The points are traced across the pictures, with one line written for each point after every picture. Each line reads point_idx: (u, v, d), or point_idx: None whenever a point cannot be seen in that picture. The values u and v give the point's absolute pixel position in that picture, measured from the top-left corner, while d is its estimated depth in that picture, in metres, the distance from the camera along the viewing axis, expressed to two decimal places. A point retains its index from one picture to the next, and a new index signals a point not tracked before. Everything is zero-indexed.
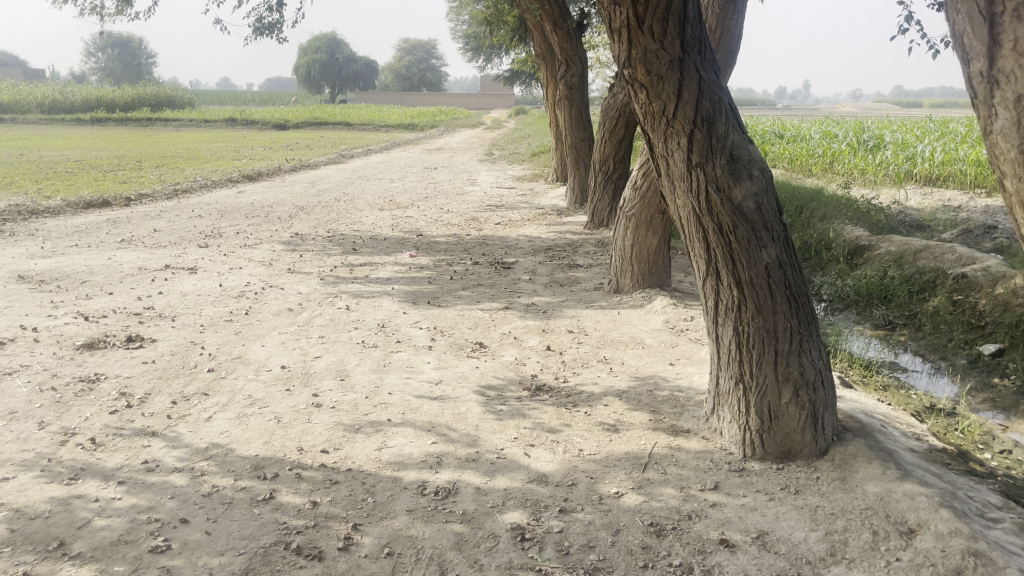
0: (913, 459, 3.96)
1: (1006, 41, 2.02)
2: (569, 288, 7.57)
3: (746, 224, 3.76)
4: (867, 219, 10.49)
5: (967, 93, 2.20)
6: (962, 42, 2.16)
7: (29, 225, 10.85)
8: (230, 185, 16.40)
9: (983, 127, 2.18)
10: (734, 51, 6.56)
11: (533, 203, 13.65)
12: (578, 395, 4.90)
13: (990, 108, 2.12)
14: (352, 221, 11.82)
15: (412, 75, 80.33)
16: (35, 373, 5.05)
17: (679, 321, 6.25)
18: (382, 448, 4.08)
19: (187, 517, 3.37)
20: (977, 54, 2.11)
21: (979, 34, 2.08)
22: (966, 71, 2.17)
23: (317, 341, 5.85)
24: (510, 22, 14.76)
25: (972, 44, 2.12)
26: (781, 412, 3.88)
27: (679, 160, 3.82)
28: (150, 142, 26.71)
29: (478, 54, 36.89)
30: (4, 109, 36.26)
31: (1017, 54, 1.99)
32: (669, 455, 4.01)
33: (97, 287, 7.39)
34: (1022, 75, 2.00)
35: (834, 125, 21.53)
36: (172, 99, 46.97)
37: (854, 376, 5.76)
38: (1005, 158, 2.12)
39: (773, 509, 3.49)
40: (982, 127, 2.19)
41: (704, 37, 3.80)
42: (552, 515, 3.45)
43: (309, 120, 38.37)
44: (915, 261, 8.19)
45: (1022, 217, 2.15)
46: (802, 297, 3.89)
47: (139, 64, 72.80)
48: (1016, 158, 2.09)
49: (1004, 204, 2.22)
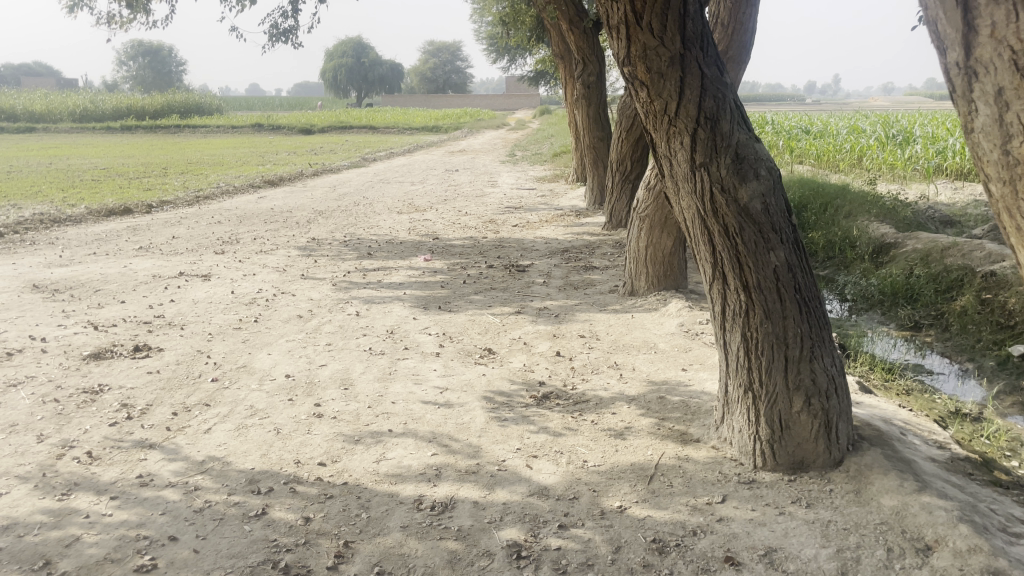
0: (933, 470, 3.77)
1: (983, 26, 1.79)
2: (584, 291, 7.44)
3: (753, 225, 3.60)
4: (893, 216, 10.22)
5: (945, 87, 1.96)
6: (936, 30, 1.93)
7: (50, 234, 10.94)
8: (252, 190, 16.45)
9: (964, 124, 1.93)
10: (749, 45, 6.38)
11: (553, 204, 13.49)
12: (586, 402, 4.76)
13: (970, 102, 1.87)
14: (369, 225, 11.78)
15: (438, 78, 80.51)
16: (39, 385, 5.02)
17: (694, 324, 6.08)
18: (380, 460, 3.98)
19: (176, 535, 3.30)
20: (952, 42, 1.88)
21: (953, 19, 1.86)
22: (943, 62, 1.94)
23: (324, 349, 5.77)
24: (528, 23, 14.62)
25: (945, 31, 1.90)
26: (792, 421, 3.72)
27: (682, 160, 3.67)
28: (177, 149, 26.99)
29: (502, 54, 36.77)
30: (36, 119, 36.90)
31: (996, 41, 1.77)
32: (676, 466, 3.87)
33: (110, 296, 7.40)
34: (1001, 65, 1.78)
35: (863, 120, 21.11)
36: (201, 105, 47.45)
37: (875, 380, 5.54)
38: (988, 159, 1.87)
39: (783, 524, 3.34)
40: (963, 125, 1.93)
41: (706, 32, 3.64)
42: (550, 531, 3.33)
43: (335, 124, 38.50)
44: (942, 259, 7.94)
45: (1009, 225, 1.89)
46: (814, 300, 3.74)
47: (169, 72, 73.75)
48: (999, 159, 1.84)
49: (992, 212, 1.95)
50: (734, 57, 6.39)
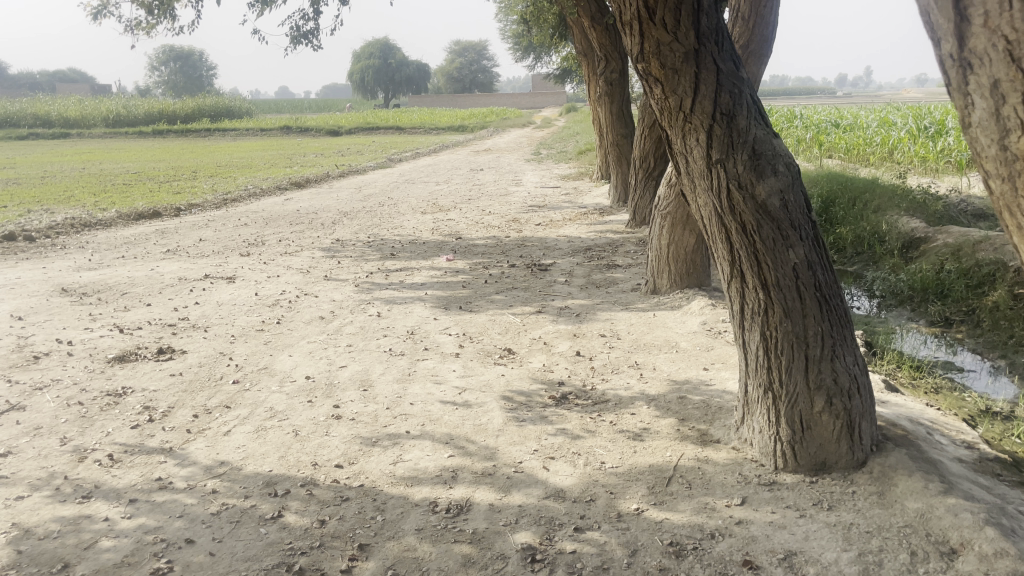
0: (960, 470, 3.67)
1: (976, 16, 1.74)
2: (606, 289, 7.38)
3: (771, 222, 3.53)
4: (924, 210, 10.03)
5: (940, 80, 1.90)
6: (929, 20, 1.88)
7: (81, 238, 11.11)
8: (279, 192, 16.58)
9: (961, 119, 1.87)
10: (771, 39, 6.28)
11: (577, 202, 13.43)
12: (605, 402, 4.71)
13: (966, 96, 1.82)
14: (393, 225, 11.81)
15: (464, 78, 80.66)
16: (64, 388, 5.09)
17: (716, 323, 6.00)
18: (397, 463, 3.97)
19: (192, 538, 3.32)
20: (945, 33, 1.83)
21: (945, 10, 1.81)
22: (936, 53, 1.88)
23: (344, 350, 5.78)
24: (550, 20, 14.56)
25: (938, 22, 1.84)
26: (814, 422, 3.65)
27: (698, 157, 3.61)
28: (207, 152, 27.32)
29: (528, 53, 36.77)
30: (71, 125, 37.57)
31: (990, 31, 1.71)
32: (695, 467, 3.81)
33: (136, 298, 7.49)
34: (996, 57, 1.72)
35: (895, 112, 20.75)
36: (231, 108, 47.98)
37: (902, 379, 5.42)
38: (986, 156, 1.81)
39: (803, 527, 3.27)
40: (960, 119, 1.88)
41: (720, 27, 3.59)
42: (566, 534, 3.29)
43: (362, 125, 38.71)
44: (974, 254, 7.78)
45: (1012, 223, 1.84)
46: (834, 298, 3.66)
47: (199, 76, 74.66)
48: (997, 156, 1.78)
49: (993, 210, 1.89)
50: (754, 52, 6.30)
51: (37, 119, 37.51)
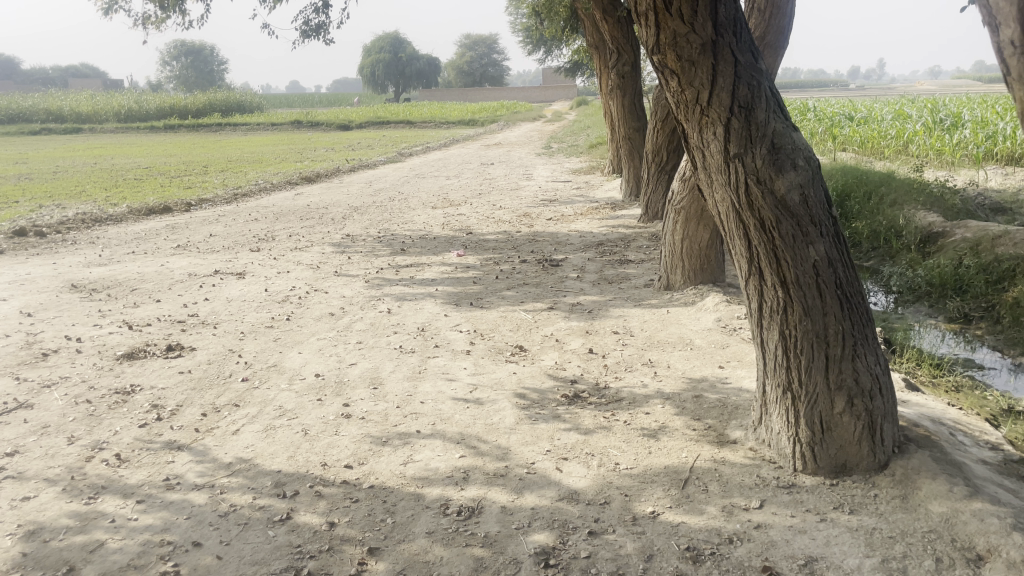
0: (985, 473, 3.57)
1: None
2: (618, 285, 7.29)
3: (791, 218, 3.44)
4: (942, 203, 9.89)
5: (1000, 64, 2.25)
6: (991, 10, 2.22)
7: (91, 233, 11.08)
8: (289, 187, 16.54)
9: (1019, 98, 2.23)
10: (787, 30, 6.17)
11: (588, 197, 13.32)
12: (619, 400, 4.62)
13: None
14: (404, 220, 11.74)
15: (475, 72, 80.50)
16: (73, 386, 5.04)
17: (731, 320, 5.91)
18: (407, 463, 3.90)
19: (200, 540, 3.26)
20: (1007, 21, 2.17)
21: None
22: (996, 39, 2.23)
23: (354, 348, 5.72)
24: (561, 13, 14.42)
25: (1000, 10, 2.18)
26: (834, 423, 3.55)
27: (715, 150, 3.52)
28: (217, 147, 27.33)
29: (539, 47, 36.67)
30: (83, 120, 37.67)
31: None
32: (712, 469, 3.73)
33: (146, 295, 7.45)
34: None
35: (909, 105, 20.56)
36: (242, 102, 47.99)
37: (922, 377, 5.31)
38: None
39: (823, 532, 3.19)
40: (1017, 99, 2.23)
41: (739, 17, 3.48)
42: (580, 538, 3.22)
43: (372, 119, 38.66)
44: (993, 249, 7.67)
45: None
46: (856, 295, 3.56)
47: (211, 71, 74.76)
48: None
49: None
50: (770, 44, 6.19)
51: (49, 114, 37.61)
